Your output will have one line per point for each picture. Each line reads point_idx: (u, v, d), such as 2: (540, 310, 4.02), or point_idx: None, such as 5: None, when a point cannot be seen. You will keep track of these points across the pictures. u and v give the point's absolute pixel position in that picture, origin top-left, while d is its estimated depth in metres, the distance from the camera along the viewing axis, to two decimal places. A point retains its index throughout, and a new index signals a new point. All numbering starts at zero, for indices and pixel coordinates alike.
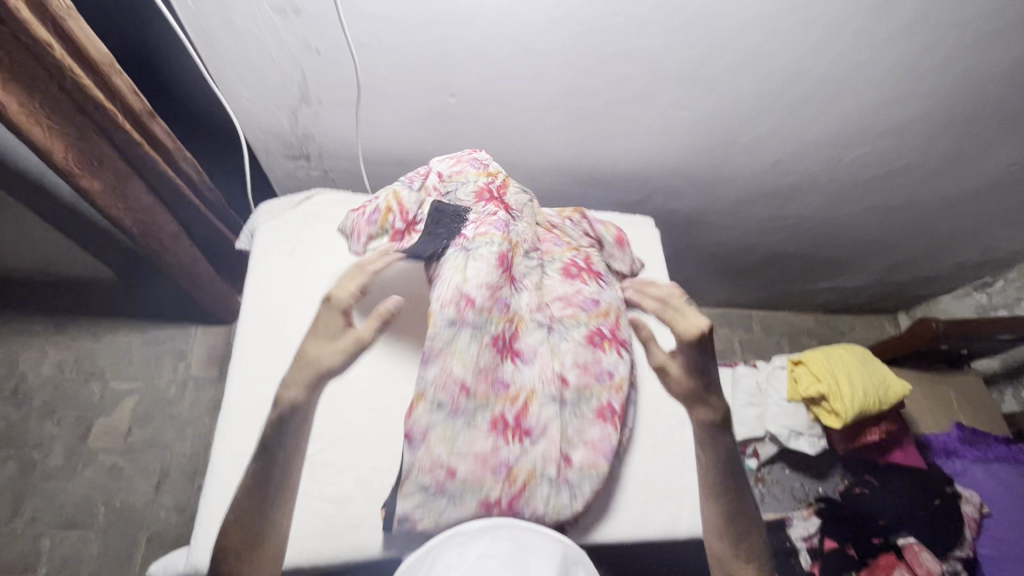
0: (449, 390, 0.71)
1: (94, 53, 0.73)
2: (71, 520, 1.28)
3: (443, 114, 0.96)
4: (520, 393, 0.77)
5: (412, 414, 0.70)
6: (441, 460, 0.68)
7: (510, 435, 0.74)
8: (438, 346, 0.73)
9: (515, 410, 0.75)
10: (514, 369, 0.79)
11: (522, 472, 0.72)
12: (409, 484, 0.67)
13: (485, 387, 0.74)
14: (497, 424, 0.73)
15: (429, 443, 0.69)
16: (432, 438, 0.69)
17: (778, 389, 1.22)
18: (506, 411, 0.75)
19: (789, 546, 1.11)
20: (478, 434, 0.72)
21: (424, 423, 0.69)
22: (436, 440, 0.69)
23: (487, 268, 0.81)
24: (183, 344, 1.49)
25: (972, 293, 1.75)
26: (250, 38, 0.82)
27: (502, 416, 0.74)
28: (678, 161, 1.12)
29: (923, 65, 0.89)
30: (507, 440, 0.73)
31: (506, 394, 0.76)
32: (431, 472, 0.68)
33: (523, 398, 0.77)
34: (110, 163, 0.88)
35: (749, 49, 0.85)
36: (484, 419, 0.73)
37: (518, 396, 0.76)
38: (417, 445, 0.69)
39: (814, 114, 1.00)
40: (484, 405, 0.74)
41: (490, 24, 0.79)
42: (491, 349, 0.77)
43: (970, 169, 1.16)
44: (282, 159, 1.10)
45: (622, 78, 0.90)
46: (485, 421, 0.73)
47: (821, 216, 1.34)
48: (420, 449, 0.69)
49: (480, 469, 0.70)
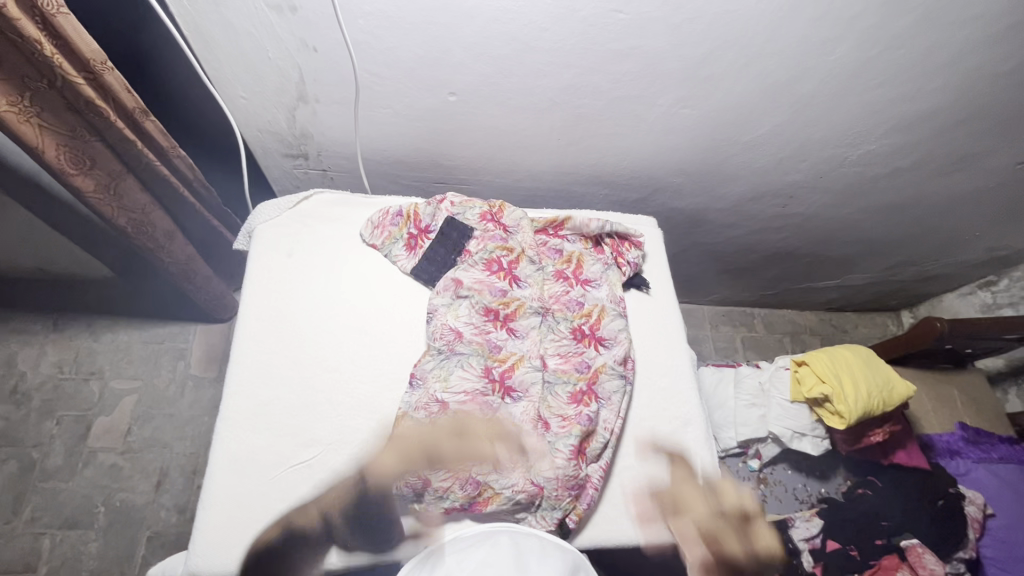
0: (446, 339, 0.89)
1: (86, 50, 0.71)
2: (71, 519, 1.28)
3: (443, 112, 0.95)
4: (508, 367, 0.88)
5: (420, 360, 0.88)
6: (438, 399, 0.82)
7: (495, 387, 0.86)
8: (438, 309, 0.91)
9: (503, 374, 0.87)
10: (505, 353, 0.89)
11: (504, 418, 0.84)
12: (407, 420, 0.81)
13: (478, 343, 0.89)
14: (487, 382, 0.85)
15: (428, 390, 0.83)
16: (429, 379, 0.85)
17: (782, 389, 1.20)
18: (495, 371, 0.87)
19: (790, 547, 1.14)
20: (469, 384, 0.84)
21: (426, 368, 0.86)
22: (434, 387, 0.83)
23: (483, 262, 0.95)
24: (183, 343, 1.48)
25: (976, 291, 1.73)
26: (246, 37, 0.81)
27: (492, 375, 0.86)
28: (681, 160, 1.11)
29: (932, 63, 0.88)
30: (491, 392, 0.85)
31: (496, 367, 0.87)
32: (425, 407, 0.81)
33: (509, 369, 0.88)
34: (103, 161, 0.87)
35: (754, 47, 0.84)
36: (477, 381, 0.85)
37: (506, 368, 0.88)
38: (419, 387, 0.84)
39: (819, 113, 0.99)
40: (477, 370, 0.85)
41: (490, 22, 0.78)
42: (486, 316, 0.91)
43: (976, 168, 1.15)
44: (280, 157, 1.08)
45: (625, 76, 0.88)
46: (478, 381, 0.85)
47: (825, 215, 1.32)
48: (419, 389, 0.84)
49: (469, 405, 0.82)
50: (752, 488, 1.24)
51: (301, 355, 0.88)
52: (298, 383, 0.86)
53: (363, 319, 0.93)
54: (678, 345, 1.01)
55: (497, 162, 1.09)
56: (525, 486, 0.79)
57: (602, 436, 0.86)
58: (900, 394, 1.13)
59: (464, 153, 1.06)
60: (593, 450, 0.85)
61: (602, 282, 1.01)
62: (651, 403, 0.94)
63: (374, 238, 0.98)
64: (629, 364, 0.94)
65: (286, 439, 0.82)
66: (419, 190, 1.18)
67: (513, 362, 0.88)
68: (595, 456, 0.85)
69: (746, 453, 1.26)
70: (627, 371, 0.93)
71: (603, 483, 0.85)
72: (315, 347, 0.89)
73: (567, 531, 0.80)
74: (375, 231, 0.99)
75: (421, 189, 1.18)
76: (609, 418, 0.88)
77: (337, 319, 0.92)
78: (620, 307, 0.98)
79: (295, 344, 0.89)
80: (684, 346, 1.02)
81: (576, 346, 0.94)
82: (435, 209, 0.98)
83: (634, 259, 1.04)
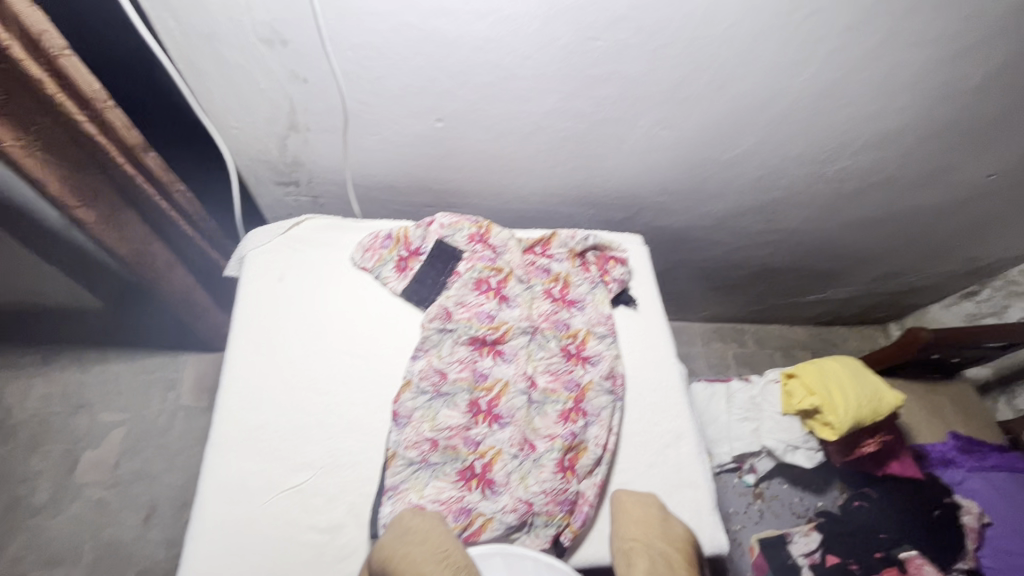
0: (428, 380, 0.88)
1: (87, 89, 0.74)
2: (55, 558, 1.25)
3: (431, 138, 0.98)
4: (492, 397, 0.89)
5: (400, 397, 0.86)
6: (425, 443, 0.83)
7: (481, 418, 0.87)
8: (427, 344, 0.92)
9: (489, 406, 0.88)
10: (490, 381, 0.90)
11: (490, 448, 0.85)
12: (397, 461, 0.81)
13: (465, 376, 0.90)
14: (472, 415, 0.87)
15: (413, 431, 0.83)
16: (415, 418, 0.85)
17: (773, 402, 1.22)
18: (481, 400, 0.88)
19: (788, 563, 1.12)
20: (452, 421, 0.85)
21: (411, 406, 0.86)
22: (418, 428, 0.84)
23: (463, 292, 0.96)
24: (174, 373, 1.47)
25: (960, 301, 1.76)
26: (238, 70, 0.83)
27: (479, 407, 0.88)
28: (663, 179, 1.14)
29: (896, 81, 0.92)
30: (477, 422, 0.86)
31: (480, 397, 0.89)
32: (415, 445, 0.82)
33: (493, 400, 0.89)
34: (106, 194, 0.89)
35: (726, 70, 0.88)
36: (460, 416, 0.86)
37: (490, 399, 0.89)
38: (403, 427, 0.84)
39: (794, 131, 1.02)
40: (461, 406, 0.87)
41: (474, 51, 0.81)
42: (468, 346, 0.93)
43: (949, 180, 1.19)
44: (272, 186, 1.10)
45: (605, 100, 0.92)
46: (461, 416, 0.86)
47: (808, 229, 1.35)
48: (402, 432, 0.83)
49: (455, 440, 0.84)
50: (749, 503, 1.24)
51: (292, 379, 0.88)
52: (290, 407, 0.86)
53: (353, 342, 0.93)
54: (667, 360, 1.02)
55: (485, 185, 1.11)
56: (514, 507, 0.80)
57: (593, 453, 0.86)
58: (889, 404, 1.14)
59: (451, 177, 1.08)
60: (584, 467, 0.85)
61: (587, 303, 1.02)
62: (641, 418, 0.95)
63: (365, 261, 0.99)
64: (618, 379, 0.95)
65: (277, 463, 0.81)
66: (409, 215, 1.21)
67: (496, 389, 0.90)
68: (586, 473, 0.86)
69: (741, 468, 1.26)
70: (615, 386, 0.94)
71: (598, 500, 0.85)
72: (305, 370, 0.89)
73: (561, 549, 0.79)
74: (366, 254, 1.00)
75: (410, 214, 1.20)
76: (599, 435, 0.88)
77: (330, 344, 0.92)
78: (607, 325, 0.99)
79: (286, 369, 0.89)
80: (673, 361, 1.02)
81: (565, 366, 0.95)
82: (425, 231, 1.00)
83: (621, 276, 1.06)
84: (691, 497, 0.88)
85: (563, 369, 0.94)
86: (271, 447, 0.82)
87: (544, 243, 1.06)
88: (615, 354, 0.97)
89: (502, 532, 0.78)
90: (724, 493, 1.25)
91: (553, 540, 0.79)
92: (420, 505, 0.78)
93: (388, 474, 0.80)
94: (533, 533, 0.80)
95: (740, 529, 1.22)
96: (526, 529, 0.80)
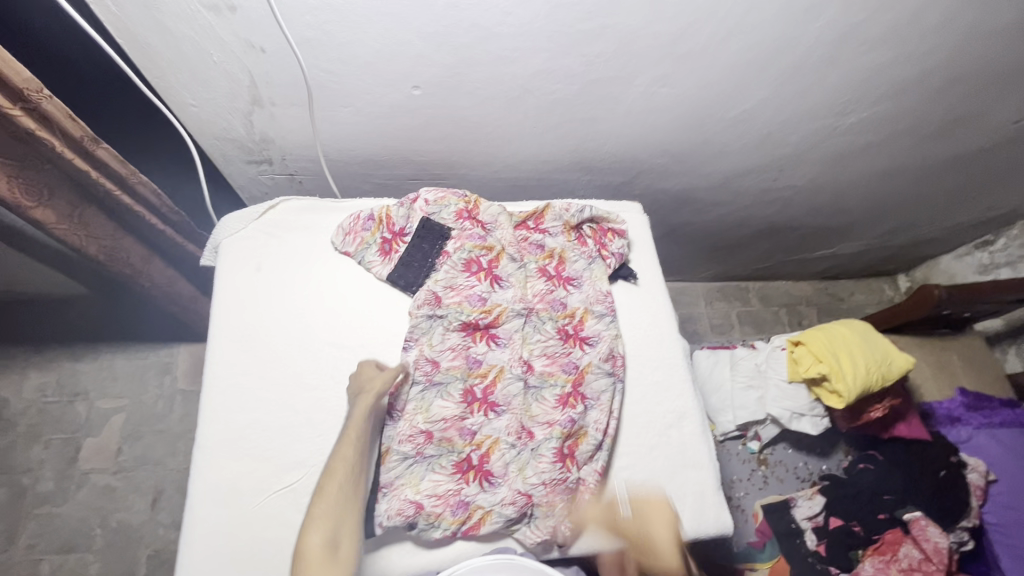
0: (421, 371, 0.84)
1: (15, 79, 0.65)
2: (68, 543, 1.27)
3: (408, 107, 0.89)
4: (484, 388, 0.85)
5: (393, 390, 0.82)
6: (423, 437, 0.80)
7: (477, 407, 0.84)
8: (417, 332, 0.87)
9: (486, 396, 0.85)
10: (483, 368, 0.87)
11: (487, 438, 0.82)
12: (391, 456, 0.79)
13: (458, 364, 0.86)
14: (466, 406, 0.83)
15: (411, 424, 0.80)
16: (408, 411, 0.82)
17: (779, 369, 1.17)
18: (475, 387, 0.85)
19: (793, 526, 1.13)
20: (445, 413, 0.82)
21: (408, 399, 0.82)
22: (414, 422, 0.81)
23: (452, 273, 0.91)
24: (167, 358, 1.44)
25: (973, 251, 1.70)
26: (186, 42, 0.75)
27: (474, 395, 0.85)
28: (664, 140, 1.05)
29: (922, 23, 0.82)
30: (472, 411, 0.84)
31: (473, 386, 0.85)
32: (409, 439, 0.79)
33: (487, 389, 0.85)
34: (62, 191, 0.82)
35: (732, 19, 0.78)
36: (455, 407, 0.83)
37: (483, 390, 0.85)
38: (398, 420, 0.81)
39: (805, 83, 0.93)
40: (456, 397, 0.83)
41: (450, 8, 0.72)
42: (459, 332, 0.88)
43: (973, 129, 1.10)
44: (243, 165, 1.03)
45: (598, 58, 0.83)
46: (455, 407, 0.83)
47: (817, 185, 1.27)
48: (396, 425, 0.81)
49: (450, 432, 0.81)
50: (753, 469, 1.24)
51: (276, 375, 0.84)
52: (276, 405, 0.83)
53: (340, 331, 0.89)
54: (669, 335, 0.97)
55: (472, 154, 1.03)
56: (513, 499, 0.78)
57: (593, 438, 0.84)
58: (898, 366, 1.10)
59: (433, 147, 1.00)
60: (584, 453, 0.83)
61: (584, 280, 0.96)
62: (643, 399, 0.92)
63: (347, 245, 0.93)
64: (618, 360, 0.91)
65: (266, 464, 0.79)
66: (392, 188, 1.13)
67: (489, 376, 0.86)
68: (587, 459, 0.83)
69: (745, 435, 1.24)
70: (615, 367, 0.90)
71: (599, 487, 0.83)
72: (291, 364, 0.85)
73: (563, 538, 0.79)
74: (347, 237, 0.94)
75: (395, 187, 1.13)
76: (600, 419, 0.85)
77: (315, 335, 0.88)
78: (606, 303, 0.94)
79: (270, 365, 0.85)
80: (675, 337, 0.98)
81: (562, 350, 0.91)
82: (409, 209, 0.93)
83: (619, 250, 0.99)
84: (694, 479, 0.87)
85: (560, 352, 0.90)
86: (259, 447, 0.80)
87: (537, 217, 1.00)
88: (615, 334, 0.92)
89: (501, 524, 0.77)
90: (728, 461, 1.24)
91: (554, 531, 0.78)
92: (417, 501, 0.76)
93: (383, 470, 0.78)
94: (533, 525, 0.78)
95: (744, 495, 1.21)
96: (525, 520, 0.79)
